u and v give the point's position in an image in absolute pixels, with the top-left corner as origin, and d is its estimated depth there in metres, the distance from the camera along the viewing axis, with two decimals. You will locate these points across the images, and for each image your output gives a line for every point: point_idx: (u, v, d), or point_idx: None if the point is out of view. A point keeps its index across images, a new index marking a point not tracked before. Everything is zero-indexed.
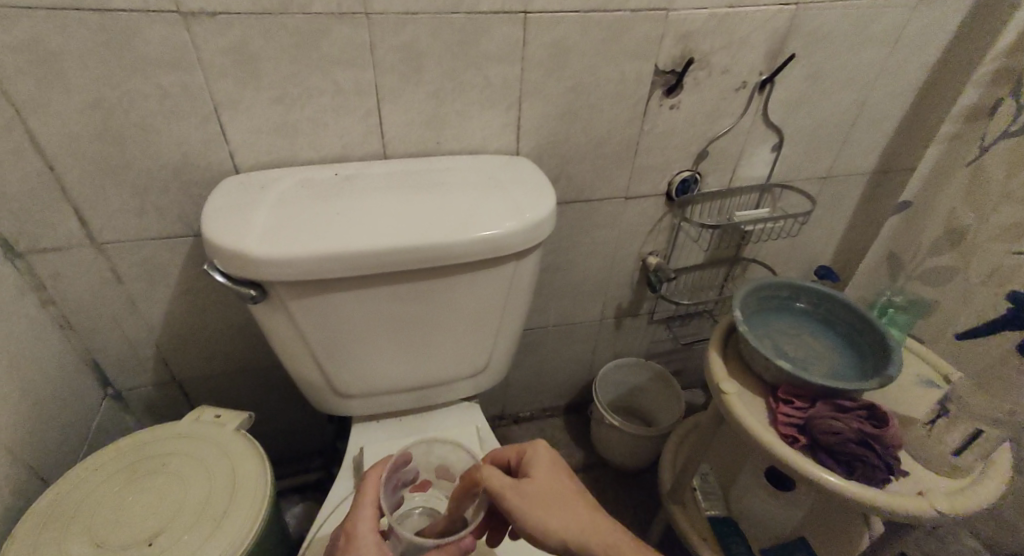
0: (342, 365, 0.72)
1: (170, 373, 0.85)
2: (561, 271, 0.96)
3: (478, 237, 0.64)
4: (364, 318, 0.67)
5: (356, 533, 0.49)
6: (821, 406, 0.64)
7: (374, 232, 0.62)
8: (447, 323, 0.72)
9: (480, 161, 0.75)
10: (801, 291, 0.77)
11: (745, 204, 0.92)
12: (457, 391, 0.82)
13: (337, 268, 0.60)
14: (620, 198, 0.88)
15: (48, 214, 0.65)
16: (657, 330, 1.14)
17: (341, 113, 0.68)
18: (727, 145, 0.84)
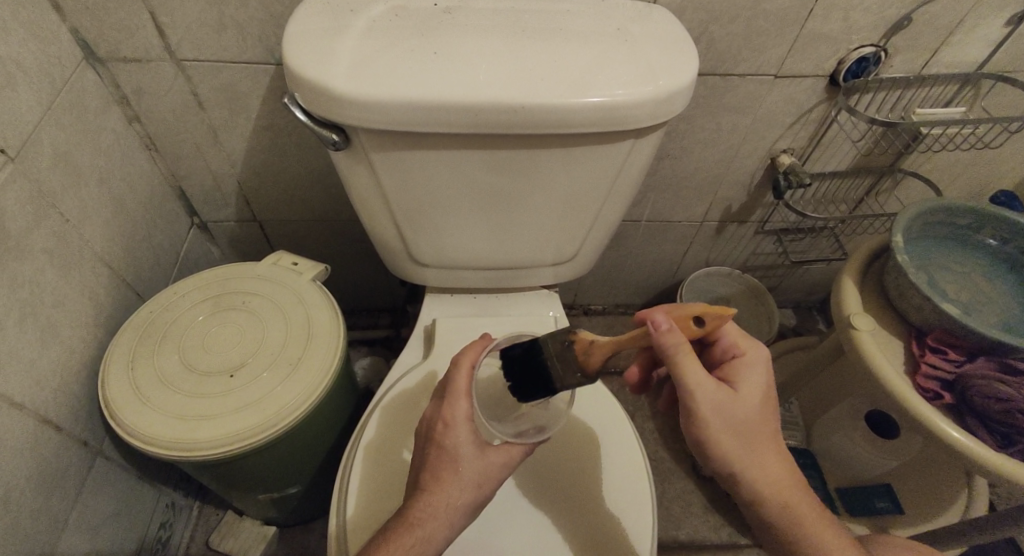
0: (422, 232, 0.66)
1: (253, 212, 0.84)
2: (672, 158, 0.83)
3: (598, 104, 0.52)
4: (450, 185, 0.60)
5: (453, 421, 0.47)
6: (982, 363, 0.53)
7: (474, 82, 0.51)
8: (541, 203, 0.63)
9: (610, 6, 0.60)
10: (988, 223, 0.61)
11: (933, 101, 0.72)
12: (537, 277, 0.76)
13: (429, 122, 0.52)
14: (770, 75, 0.71)
15: (126, 19, 0.59)
16: (762, 243, 1.01)
17: None
18: (938, 15, 0.63)
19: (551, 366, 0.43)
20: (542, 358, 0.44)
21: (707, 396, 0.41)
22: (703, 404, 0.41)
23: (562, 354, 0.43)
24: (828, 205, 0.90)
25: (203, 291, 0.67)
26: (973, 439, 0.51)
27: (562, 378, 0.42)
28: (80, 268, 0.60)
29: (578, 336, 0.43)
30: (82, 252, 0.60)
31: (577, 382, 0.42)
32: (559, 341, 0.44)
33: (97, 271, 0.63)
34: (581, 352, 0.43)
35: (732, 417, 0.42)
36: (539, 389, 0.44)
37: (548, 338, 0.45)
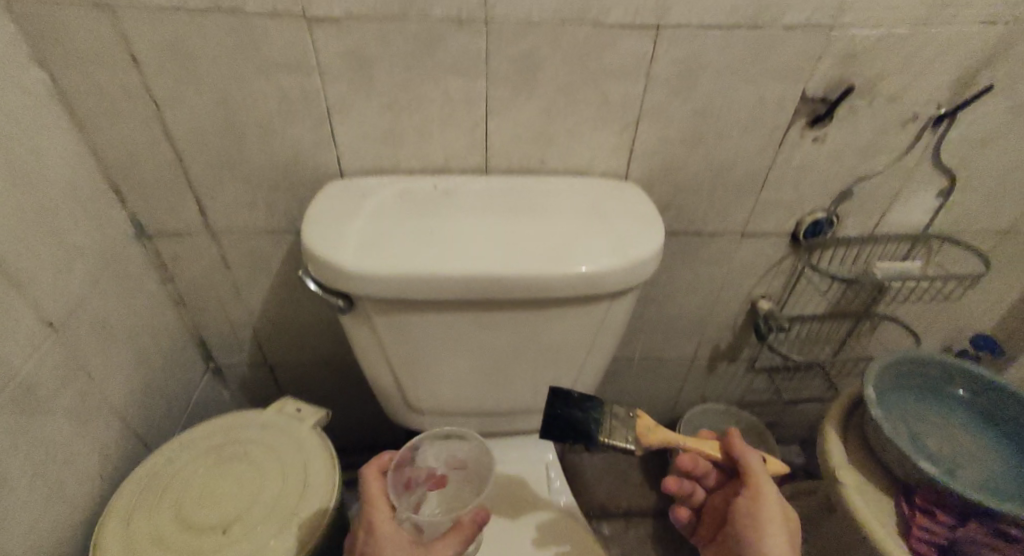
0: (418, 382, 0.70)
1: (264, 356, 0.89)
2: (656, 304, 0.89)
3: (573, 273, 0.58)
4: (445, 341, 0.65)
5: (375, 523, 0.50)
6: (972, 528, 0.53)
7: (464, 256, 0.59)
8: (531, 354, 0.68)
9: (586, 184, 0.70)
10: (959, 375, 0.64)
11: (891, 255, 0.79)
12: (530, 421, 0.78)
13: (423, 290, 0.58)
14: (737, 233, 0.79)
15: (174, 203, 0.69)
16: (756, 379, 1.02)
17: (447, 123, 0.66)
18: (877, 187, 0.71)
19: (607, 422, 0.56)
20: (600, 413, 0.57)
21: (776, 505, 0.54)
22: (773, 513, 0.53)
23: (629, 420, 0.57)
24: (813, 345, 0.93)
25: (208, 442, 0.70)
26: None
27: (609, 435, 0.55)
28: (96, 422, 0.64)
29: (646, 417, 0.57)
30: (100, 406, 0.64)
31: (622, 445, 0.55)
32: (626, 411, 0.58)
33: (111, 424, 0.66)
34: (640, 427, 0.57)
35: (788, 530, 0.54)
36: (577, 432, 0.56)
37: (607, 405, 0.58)
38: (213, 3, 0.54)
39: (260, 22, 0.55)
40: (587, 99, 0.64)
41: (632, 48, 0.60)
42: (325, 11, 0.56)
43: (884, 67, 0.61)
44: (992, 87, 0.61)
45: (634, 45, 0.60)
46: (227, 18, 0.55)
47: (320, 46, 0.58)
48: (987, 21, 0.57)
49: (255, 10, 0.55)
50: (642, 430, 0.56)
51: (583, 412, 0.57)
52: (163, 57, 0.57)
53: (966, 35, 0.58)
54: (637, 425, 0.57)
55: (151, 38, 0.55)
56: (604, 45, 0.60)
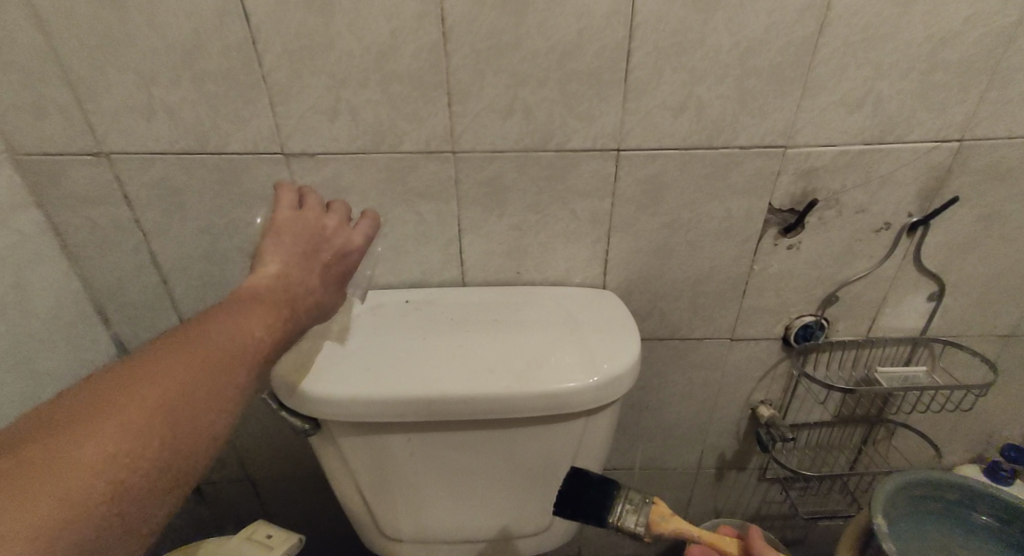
0: (389, 506, 0.66)
1: (244, 471, 0.86)
2: (649, 411, 0.84)
3: (541, 392, 0.56)
4: (415, 463, 0.62)
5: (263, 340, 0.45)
6: None
7: (429, 375, 0.57)
8: (507, 476, 0.64)
9: (561, 294, 0.70)
10: (979, 500, 0.57)
11: (891, 358, 0.75)
12: (514, 549, 0.71)
13: (386, 412, 0.56)
14: (725, 338, 0.76)
15: (158, 323, 0.71)
16: (769, 492, 0.94)
17: (422, 241, 0.68)
18: (863, 291, 0.70)
19: (620, 505, 0.54)
20: (617, 495, 0.55)
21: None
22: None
23: (642, 507, 0.54)
24: (826, 455, 0.86)
25: None
26: None
27: (620, 520, 0.53)
28: None
29: (661, 503, 0.55)
30: None
31: (631, 529, 0.53)
32: (642, 495, 0.55)
33: None
34: (654, 514, 0.54)
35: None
36: (590, 514, 0.55)
37: (626, 487, 0.56)
38: (199, 146, 0.58)
39: (242, 158, 0.60)
40: (557, 215, 0.66)
41: (595, 170, 0.62)
42: (302, 147, 0.60)
43: (847, 179, 0.62)
44: (958, 197, 0.61)
45: (598, 166, 0.62)
46: (212, 157, 0.59)
47: (298, 177, 0.61)
48: (940, 137, 0.59)
49: (238, 149, 0.59)
50: (656, 517, 0.54)
51: (600, 494, 0.56)
52: (152, 192, 0.61)
53: (922, 149, 0.59)
54: (652, 509, 0.54)
55: (141, 176, 0.60)
56: (568, 168, 0.62)
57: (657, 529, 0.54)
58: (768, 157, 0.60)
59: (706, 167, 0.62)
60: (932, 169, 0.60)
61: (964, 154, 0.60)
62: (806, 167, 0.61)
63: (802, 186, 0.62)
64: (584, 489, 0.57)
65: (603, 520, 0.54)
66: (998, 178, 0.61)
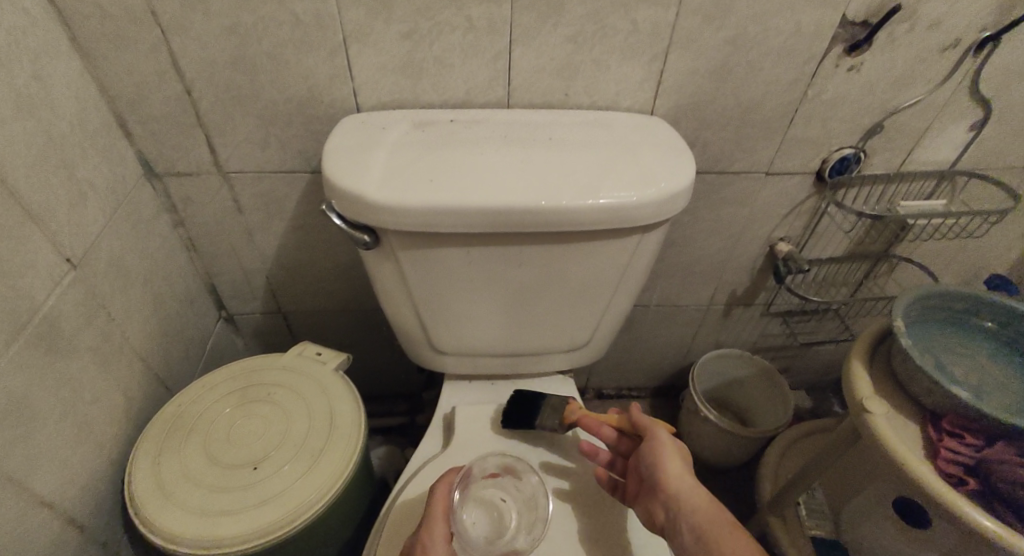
0: (441, 322, 0.69)
1: (278, 303, 0.88)
2: (674, 247, 0.88)
3: (604, 204, 0.57)
4: (469, 278, 0.64)
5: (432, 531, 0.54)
6: (1001, 448, 0.53)
7: (491, 187, 0.57)
8: (555, 293, 0.67)
9: (610, 118, 0.68)
10: (983, 307, 0.64)
11: (913, 193, 0.79)
12: (551, 363, 0.77)
13: (448, 222, 0.56)
14: (761, 173, 0.77)
15: (184, 141, 0.66)
16: (768, 326, 1.03)
17: (470, 53, 0.63)
18: (907, 121, 0.71)
19: (545, 410, 0.69)
20: (543, 403, 0.71)
21: (670, 458, 0.56)
22: (669, 465, 0.55)
23: (557, 407, 0.70)
24: (828, 289, 0.93)
25: (229, 384, 0.69)
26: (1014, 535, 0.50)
27: (543, 419, 0.68)
28: (120, 365, 0.62)
29: (572, 402, 0.70)
30: (123, 349, 0.62)
31: (551, 423, 0.68)
32: (561, 399, 0.71)
33: (135, 367, 0.65)
34: (568, 410, 0.69)
35: (692, 480, 0.54)
36: (523, 419, 0.69)
37: (550, 397, 0.71)
38: None
39: None
40: (616, 25, 0.62)
41: None
42: None
43: None
44: None
45: None
46: None
47: None
48: None
49: None
50: (568, 411, 0.69)
51: (532, 404, 0.71)
52: None
53: None
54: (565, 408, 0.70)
55: None
56: None
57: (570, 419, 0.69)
58: None
59: None
60: None
61: None
62: None
63: None
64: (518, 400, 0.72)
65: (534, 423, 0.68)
66: None
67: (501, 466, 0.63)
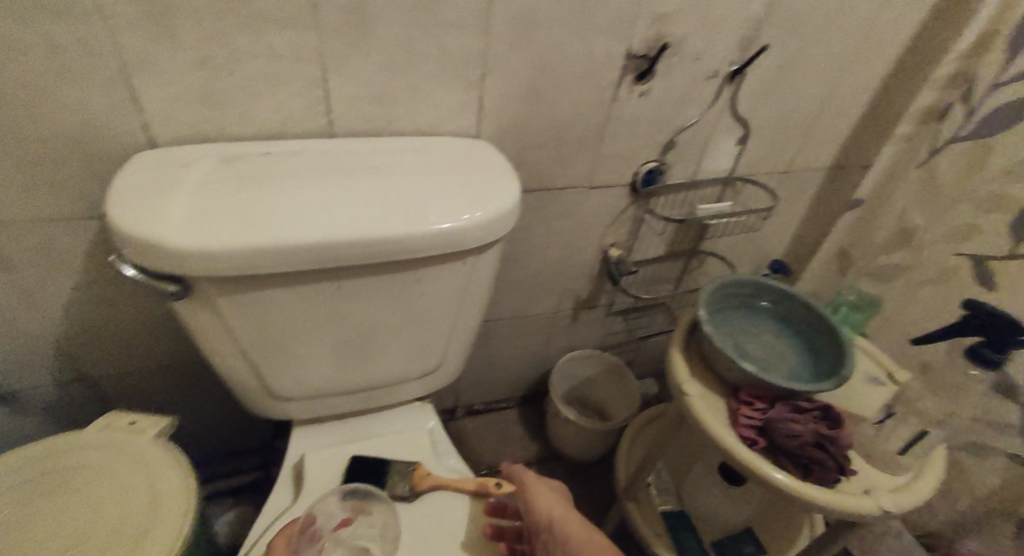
0: (277, 367, 0.65)
1: (78, 369, 0.75)
2: (517, 261, 0.92)
3: (429, 230, 0.58)
4: (301, 317, 0.60)
5: None
6: (779, 407, 0.64)
7: (309, 222, 0.54)
8: (397, 321, 0.66)
9: (436, 143, 0.69)
10: (762, 290, 0.77)
11: (707, 197, 0.92)
12: (406, 391, 0.76)
13: (265, 262, 0.53)
14: (584, 187, 0.84)
15: None
16: (613, 323, 1.12)
17: (278, 82, 0.60)
18: (693, 136, 0.82)
19: (391, 479, 0.65)
20: (389, 470, 0.67)
21: (547, 494, 0.62)
22: (546, 499, 0.62)
23: (406, 473, 0.67)
24: (654, 285, 1.05)
25: (16, 478, 0.59)
26: (789, 478, 0.60)
27: (392, 489, 0.64)
28: None
29: (420, 466, 0.67)
30: None
31: (400, 493, 0.64)
32: (407, 464, 0.67)
33: None
34: (416, 477, 0.66)
35: (569, 511, 0.61)
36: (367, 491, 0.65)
37: (395, 463, 0.68)
38: None
39: None
40: (428, 54, 0.63)
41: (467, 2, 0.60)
42: None
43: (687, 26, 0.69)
44: (766, 47, 0.72)
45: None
46: None
47: None
48: None
49: None
50: (416, 478, 0.66)
51: (377, 474, 0.66)
52: None
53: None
54: (415, 475, 0.67)
55: None
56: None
57: (420, 487, 0.66)
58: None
59: (572, 5, 0.64)
60: (750, 19, 0.70)
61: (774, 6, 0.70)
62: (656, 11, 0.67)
63: (655, 31, 0.68)
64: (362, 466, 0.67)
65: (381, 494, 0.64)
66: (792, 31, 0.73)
67: (353, 510, 0.62)
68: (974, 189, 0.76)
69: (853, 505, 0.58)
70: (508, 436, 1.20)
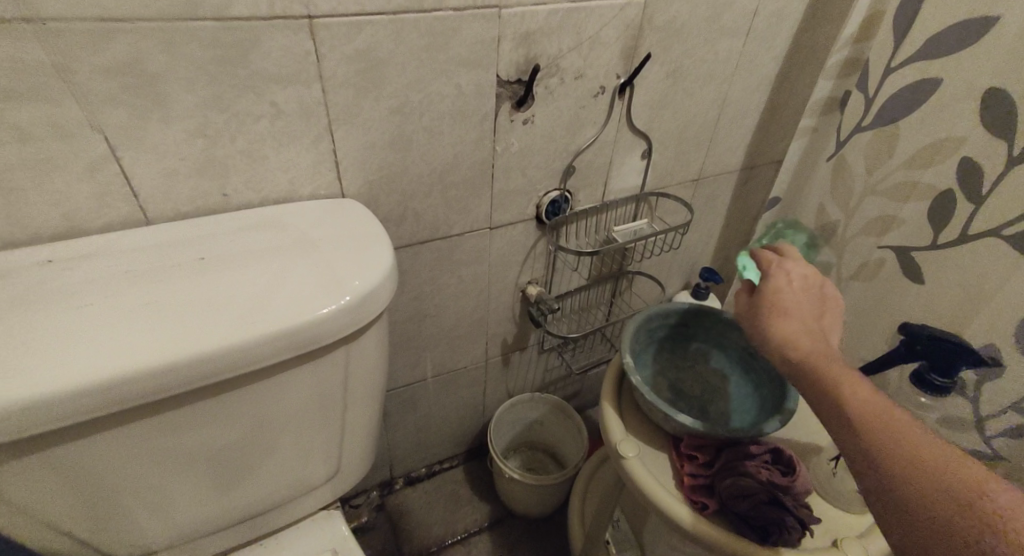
0: (112, 522, 0.51)
1: None
2: (425, 319, 0.81)
3: (269, 334, 0.45)
4: (122, 462, 0.47)
5: None
6: (725, 456, 0.56)
7: (91, 356, 0.41)
8: (266, 436, 0.54)
9: (289, 213, 0.58)
10: (692, 316, 0.69)
11: (622, 218, 0.85)
12: (301, 506, 0.63)
13: (36, 420, 0.39)
14: (484, 228, 0.75)
15: None
16: (549, 361, 1.04)
17: (52, 169, 0.47)
18: (592, 158, 0.75)
19: None
20: None
21: (801, 267, 0.54)
22: (795, 272, 0.53)
23: None
24: (586, 315, 0.97)
25: None
26: (749, 546, 0.52)
27: None
28: None
29: None
30: None
31: None
32: None
33: None
34: None
35: (811, 298, 0.51)
36: None
37: None
38: None
39: None
40: (254, 112, 0.52)
41: (288, 46, 0.49)
42: None
43: (561, 44, 0.61)
44: (649, 56, 0.65)
45: (290, 43, 0.49)
46: None
47: None
48: None
49: None
50: None
51: None
52: None
53: (619, 6, 0.61)
54: None
55: None
56: (248, 45, 0.48)
57: None
58: (486, 21, 0.56)
59: (421, 37, 0.54)
60: (628, 27, 0.63)
61: (651, 11, 0.63)
62: (523, 32, 0.59)
63: (523, 52, 0.60)
64: None
65: None
66: (676, 35, 0.67)
67: None
68: (883, 178, 0.74)
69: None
70: (455, 501, 1.08)
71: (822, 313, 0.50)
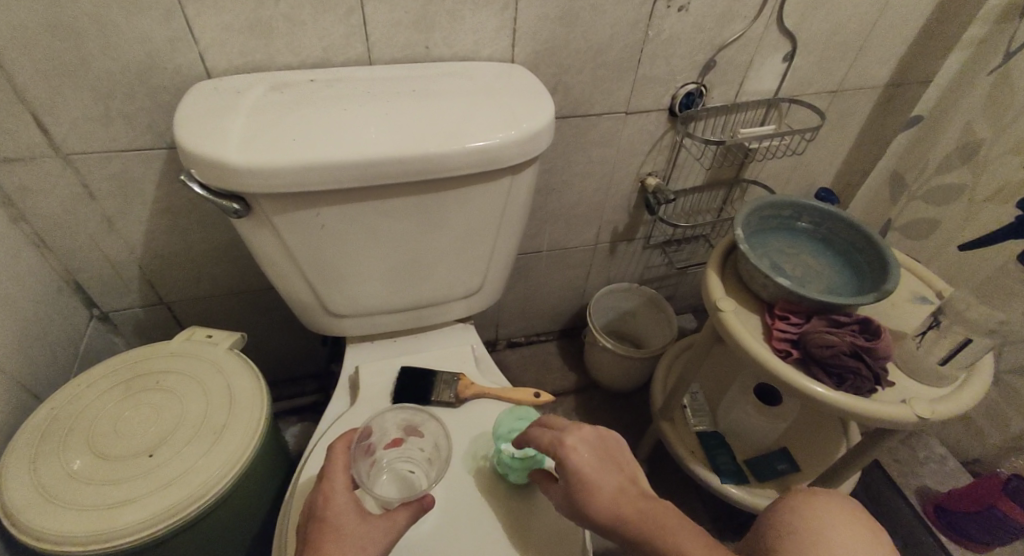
0: (331, 285, 0.70)
1: (158, 295, 0.85)
2: (554, 193, 0.93)
3: (464, 148, 0.59)
4: (349, 234, 0.65)
5: (334, 496, 0.53)
6: (815, 321, 0.64)
7: (350, 142, 0.57)
8: (439, 241, 0.70)
9: (472, 67, 0.70)
10: (803, 210, 0.76)
11: (751, 121, 0.90)
12: (448, 312, 0.81)
13: (316, 179, 0.56)
14: (622, 112, 0.84)
15: (10, 122, 0.61)
16: (651, 256, 1.14)
17: (321, 9, 0.62)
18: (734, 55, 0.80)
19: (438, 386, 0.72)
20: (435, 380, 0.73)
21: (582, 436, 0.51)
22: (580, 448, 0.50)
23: (450, 383, 0.72)
24: (695, 215, 1.04)
25: (111, 377, 0.67)
26: (823, 386, 0.62)
27: (439, 395, 0.71)
28: None
29: (463, 377, 0.73)
30: None
31: (445, 400, 0.71)
32: (453, 375, 0.73)
33: None
34: (460, 385, 0.72)
35: (604, 458, 0.50)
36: (416, 398, 0.71)
37: (443, 373, 0.74)
38: None
39: None
40: None
41: None
42: None
43: None
44: None
45: None
46: None
47: None
48: None
49: None
50: (462, 386, 0.72)
51: (425, 383, 0.72)
52: None
53: None
54: (460, 383, 0.72)
55: None
56: None
57: (463, 395, 0.71)
58: None
59: None
60: None
61: None
62: None
63: None
64: (415, 375, 0.73)
65: (428, 398, 0.70)
66: None
67: (403, 431, 0.66)
68: None
69: (883, 414, 0.60)
70: (547, 367, 1.25)
71: (598, 473, 0.48)
